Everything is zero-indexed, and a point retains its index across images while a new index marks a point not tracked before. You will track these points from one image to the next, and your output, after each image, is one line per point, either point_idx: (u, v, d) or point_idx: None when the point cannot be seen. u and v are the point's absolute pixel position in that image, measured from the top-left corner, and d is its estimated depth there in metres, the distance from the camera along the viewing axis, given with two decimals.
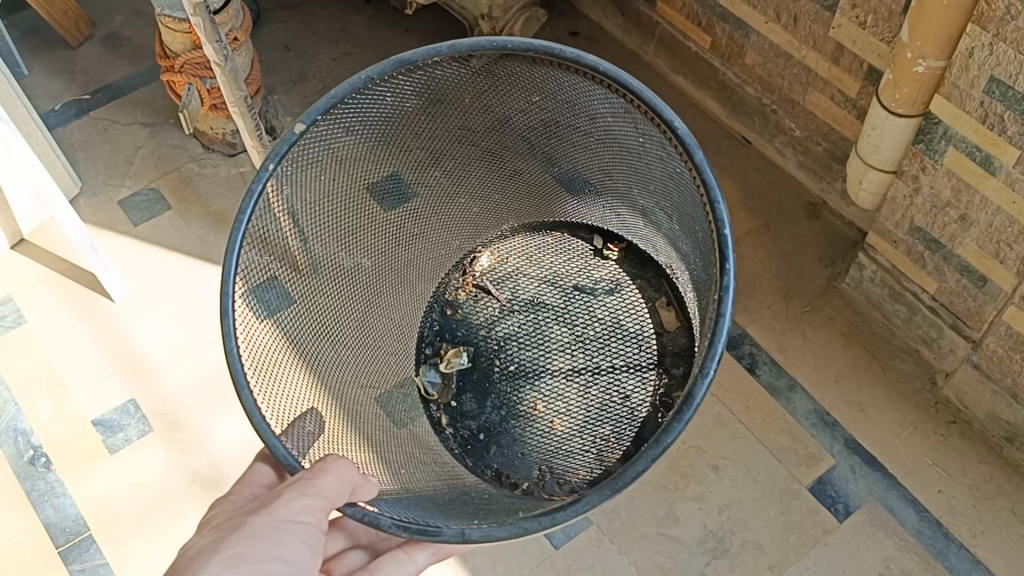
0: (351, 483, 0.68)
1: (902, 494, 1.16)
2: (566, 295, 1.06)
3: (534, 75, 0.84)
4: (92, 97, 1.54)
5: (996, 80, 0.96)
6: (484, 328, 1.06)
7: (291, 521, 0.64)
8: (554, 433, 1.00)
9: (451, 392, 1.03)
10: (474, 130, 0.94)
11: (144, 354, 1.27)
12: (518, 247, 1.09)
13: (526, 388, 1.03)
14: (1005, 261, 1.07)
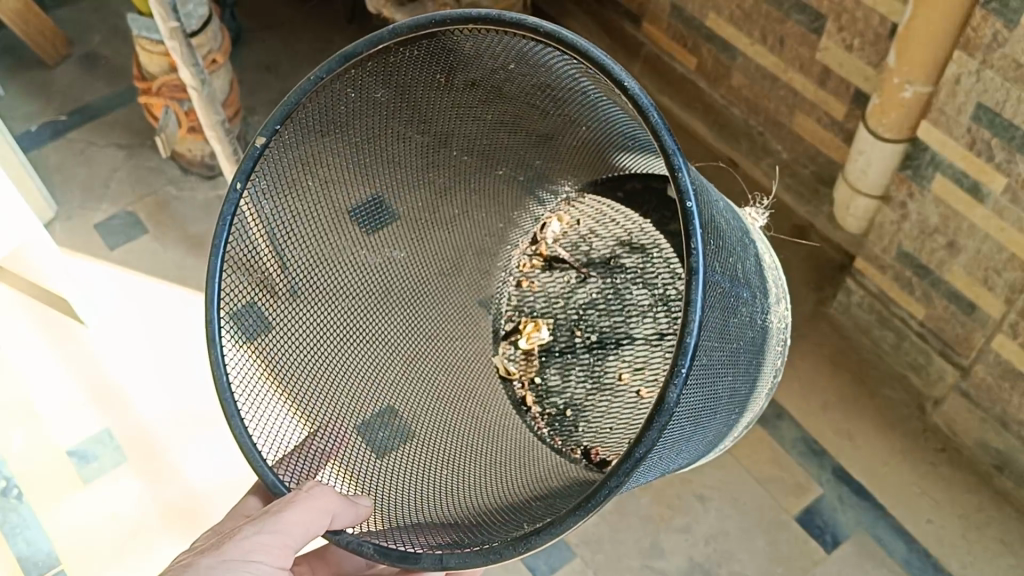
0: (329, 513, 0.65)
1: (890, 525, 1.14)
2: (642, 258, 1.04)
3: (477, 44, 0.72)
4: (69, 118, 1.52)
5: (983, 107, 0.95)
6: (563, 300, 1.08)
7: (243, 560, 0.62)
8: (640, 402, 0.98)
9: (533, 367, 1.06)
10: (476, 107, 0.84)
11: (120, 382, 1.24)
12: (588, 207, 1.05)
13: (612, 357, 1.03)
14: (995, 289, 1.06)
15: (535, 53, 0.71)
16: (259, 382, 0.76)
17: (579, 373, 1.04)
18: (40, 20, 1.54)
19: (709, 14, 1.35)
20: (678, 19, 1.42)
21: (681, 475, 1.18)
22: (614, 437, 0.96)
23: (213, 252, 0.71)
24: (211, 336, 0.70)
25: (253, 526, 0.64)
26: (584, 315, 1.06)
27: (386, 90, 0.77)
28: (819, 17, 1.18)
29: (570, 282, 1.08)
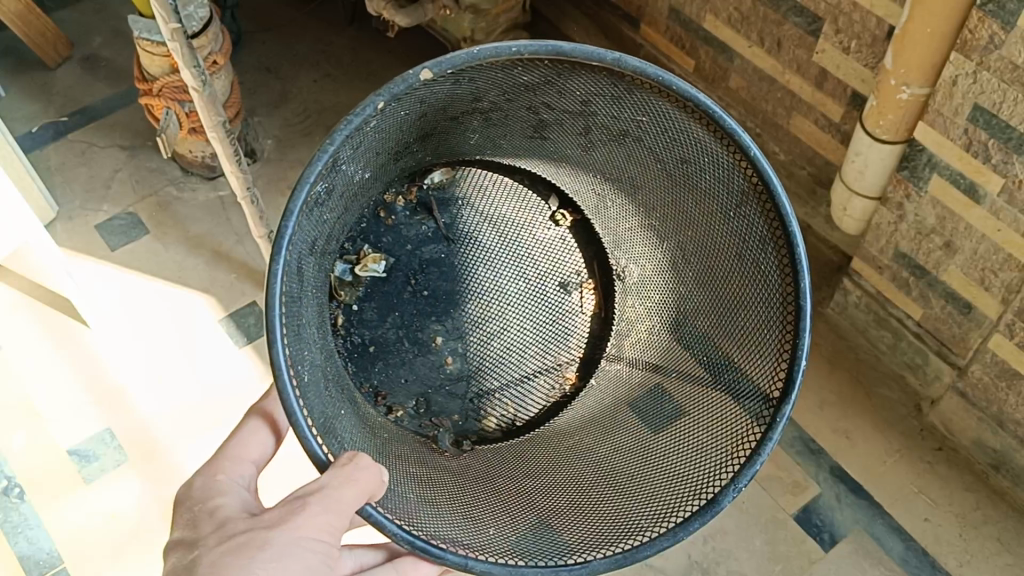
0: (369, 492, 0.65)
1: (887, 523, 1.15)
2: (504, 242, 0.96)
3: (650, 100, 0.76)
4: (69, 119, 1.52)
5: (980, 109, 0.96)
6: (412, 245, 0.96)
7: (312, 541, 0.63)
8: (445, 373, 0.92)
9: (355, 294, 0.93)
10: (541, 116, 0.84)
11: (121, 383, 1.24)
12: (474, 178, 0.97)
13: (438, 319, 0.93)
14: (991, 288, 1.07)
15: (685, 126, 0.76)
16: (299, 363, 0.70)
17: (394, 320, 0.93)
18: (41, 21, 1.55)
19: (707, 17, 1.36)
20: (676, 22, 1.43)
21: None
22: (410, 396, 0.91)
23: (284, 218, 0.65)
24: (270, 315, 0.64)
25: (316, 503, 0.64)
26: (426, 272, 0.95)
27: (525, 74, 0.76)
28: (816, 19, 1.18)
29: (424, 233, 0.97)
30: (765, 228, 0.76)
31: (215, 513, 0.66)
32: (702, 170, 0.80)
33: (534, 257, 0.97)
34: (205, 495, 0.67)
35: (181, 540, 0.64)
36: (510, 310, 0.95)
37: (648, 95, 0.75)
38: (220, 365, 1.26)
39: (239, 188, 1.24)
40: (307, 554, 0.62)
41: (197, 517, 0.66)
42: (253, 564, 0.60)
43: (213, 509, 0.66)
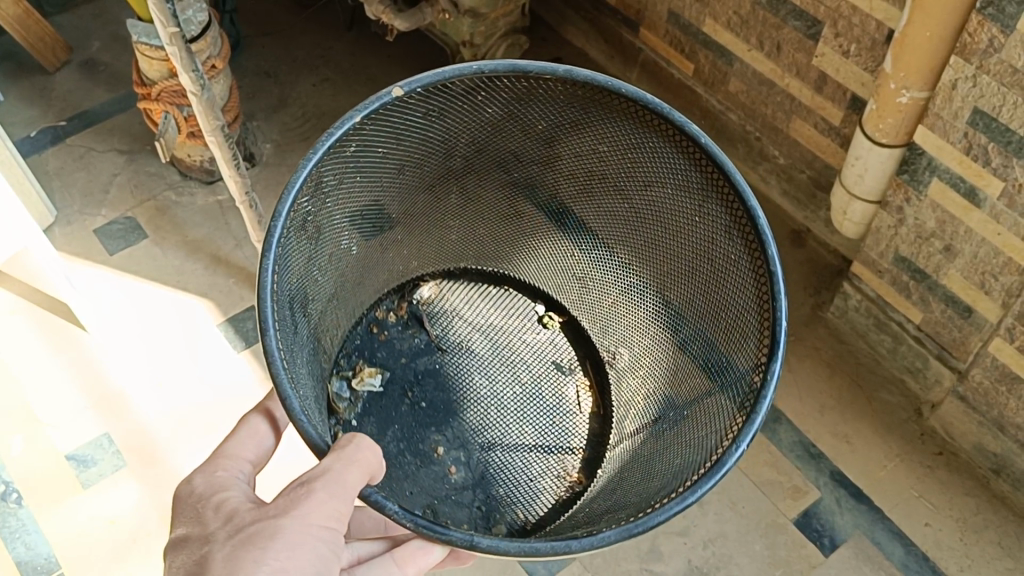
0: (369, 470, 0.65)
1: (888, 528, 1.14)
2: (495, 347, 0.99)
3: (608, 118, 0.82)
4: (68, 123, 1.52)
5: (980, 112, 0.95)
6: (405, 357, 0.98)
7: (321, 527, 0.61)
8: (449, 482, 0.90)
9: (353, 410, 0.92)
10: (514, 158, 0.91)
11: (119, 387, 1.24)
12: (460, 289, 1.02)
13: (435, 429, 0.93)
14: (990, 292, 1.07)
15: (647, 145, 0.83)
16: (288, 343, 0.73)
17: (394, 433, 0.92)
18: (39, 26, 1.54)
19: (706, 21, 1.36)
20: (675, 25, 1.43)
21: None
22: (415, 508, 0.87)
23: (293, 183, 0.71)
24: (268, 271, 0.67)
25: (323, 487, 0.62)
26: (420, 381, 0.96)
27: (493, 103, 0.83)
28: (815, 23, 1.18)
29: (417, 345, 0.99)
30: (727, 224, 0.79)
31: (220, 506, 0.63)
32: (669, 192, 0.85)
33: (526, 360, 0.98)
34: (209, 489, 0.65)
35: (186, 535, 0.62)
36: (506, 405, 0.95)
37: (604, 109, 0.81)
38: (218, 369, 1.26)
39: (238, 192, 1.24)
40: (319, 542, 0.60)
41: (202, 509, 0.64)
42: (264, 556, 0.58)
43: (217, 501, 0.64)
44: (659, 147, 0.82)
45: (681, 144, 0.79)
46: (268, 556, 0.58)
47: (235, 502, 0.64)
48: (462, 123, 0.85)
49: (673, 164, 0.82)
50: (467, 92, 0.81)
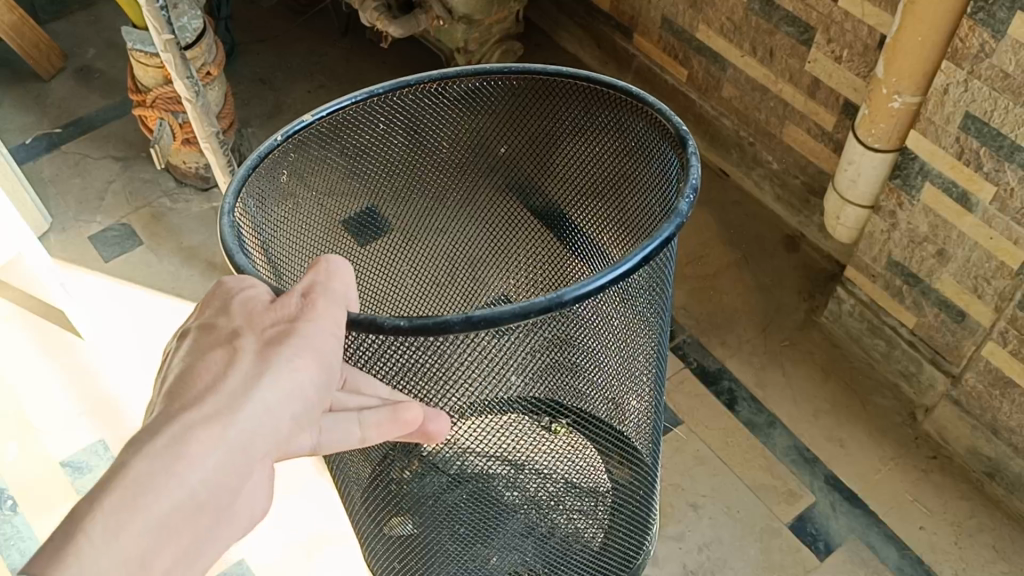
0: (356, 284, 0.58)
1: (882, 532, 1.13)
2: None
3: (503, 99, 0.87)
4: (63, 131, 1.52)
5: (971, 117, 0.96)
6: None
7: (331, 333, 0.54)
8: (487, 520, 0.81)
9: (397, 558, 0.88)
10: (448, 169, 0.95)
11: (113, 393, 1.23)
12: None
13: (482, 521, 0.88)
14: (984, 296, 1.07)
15: (543, 107, 0.87)
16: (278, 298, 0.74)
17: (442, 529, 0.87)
18: (35, 33, 1.55)
19: (700, 27, 1.37)
20: (669, 32, 1.43)
21: (674, 483, 1.16)
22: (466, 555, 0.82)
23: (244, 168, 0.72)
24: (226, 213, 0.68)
25: (327, 295, 0.55)
26: None
27: (400, 126, 0.88)
28: (808, 29, 1.19)
29: None
30: (637, 155, 0.82)
31: (244, 303, 0.54)
32: (587, 148, 0.88)
33: None
34: (236, 285, 0.56)
35: (204, 327, 0.53)
36: None
37: (492, 92, 0.86)
38: None
39: None
40: (332, 345, 0.54)
41: (224, 305, 0.54)
42: (281, 354, 0.51)
43: (237, 297, 0.54)
44: (556, 105, 0.86)
45: (574, 91, 0.83)
46: (286, 353, 0.51)
47: (260, 296, 0.55)
48: (381, 148, 0.90)
49: (574, 115, 0.86)
50: (371, 112, 0.84)
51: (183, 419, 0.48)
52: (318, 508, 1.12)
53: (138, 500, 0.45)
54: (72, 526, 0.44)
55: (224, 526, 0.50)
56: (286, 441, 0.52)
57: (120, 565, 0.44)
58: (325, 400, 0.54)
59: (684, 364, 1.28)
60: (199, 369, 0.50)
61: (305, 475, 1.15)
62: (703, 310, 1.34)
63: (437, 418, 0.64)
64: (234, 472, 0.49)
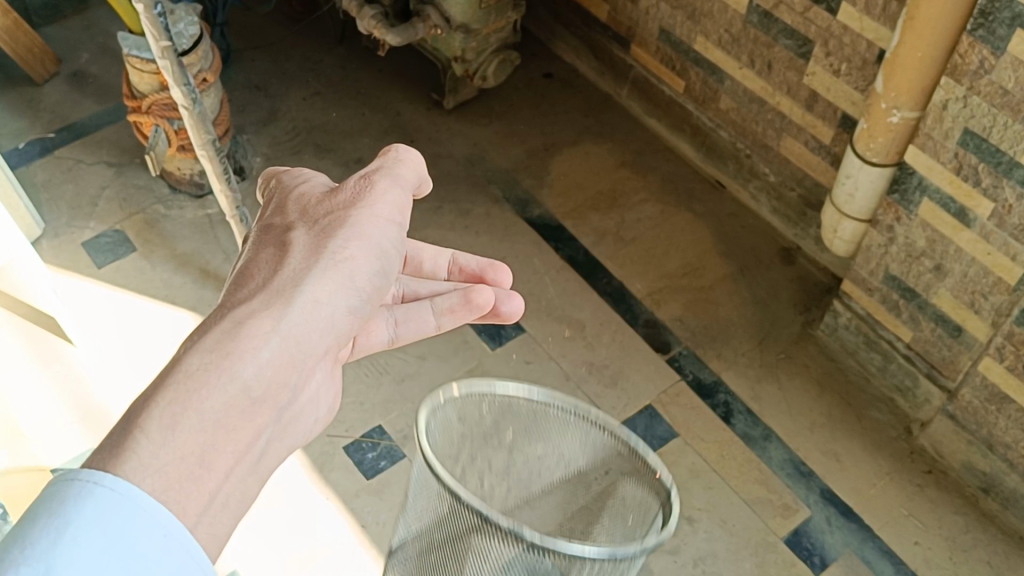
0: (419, 179, 0.62)
1: (877, 546, 1.12)
2: None
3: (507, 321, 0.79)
4: (56, 136, 1.51)
5: (970, 132, 0.96)
6: None
7: (390, 220, 0.57)
8: None
9: None
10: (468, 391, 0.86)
11: (105, 402, 1.21)
12: None
13: None
14: (980, 311, 1.07)
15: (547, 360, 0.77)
16: None
17: None
18: (28, 37, 1.54)
19: (697, 38, 1.37)
20: (667, 43, 1.43)
21: None
22: None
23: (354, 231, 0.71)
24: None
25: (384, 179, 0.58)
26: None
27: None
28: (807, 42, 1.20)
29: None
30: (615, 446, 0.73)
31: (300, 201, 0.57)
32: None
33: None
34: (292, 183, 0.58)
35: (263, 228, 0.55)
36: None
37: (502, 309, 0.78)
38: None
39: (226, 205, 1.23)
40: (387, 233, 0.56)
41: (282, 207, 0.57)
42: (334, 243, 0.53)
43: (293, 197, 0.57)
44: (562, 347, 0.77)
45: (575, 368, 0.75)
46: (338, 242, 0.53)
47: (314, 189, 0.58)
48: None
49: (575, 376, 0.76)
50: None
51: (236, 312, 0.48)
52: (307, 516, 1.11)
53: (189, 397, 0.44)
54: (127, 427, 0.43)
55: (279, 426, 0.49)
56: (344, 334, 0.53)
57: (179, 461, 0.43)
58: (381, 289, 0.56)
59: (679, 376, 1.26)
60: (253, 262, 0.52)
61: (290, 486, 1.14)
62: (699, 322, 1.32)
63: (509, 300, 0.70)
64: (291, 362, 0.49)
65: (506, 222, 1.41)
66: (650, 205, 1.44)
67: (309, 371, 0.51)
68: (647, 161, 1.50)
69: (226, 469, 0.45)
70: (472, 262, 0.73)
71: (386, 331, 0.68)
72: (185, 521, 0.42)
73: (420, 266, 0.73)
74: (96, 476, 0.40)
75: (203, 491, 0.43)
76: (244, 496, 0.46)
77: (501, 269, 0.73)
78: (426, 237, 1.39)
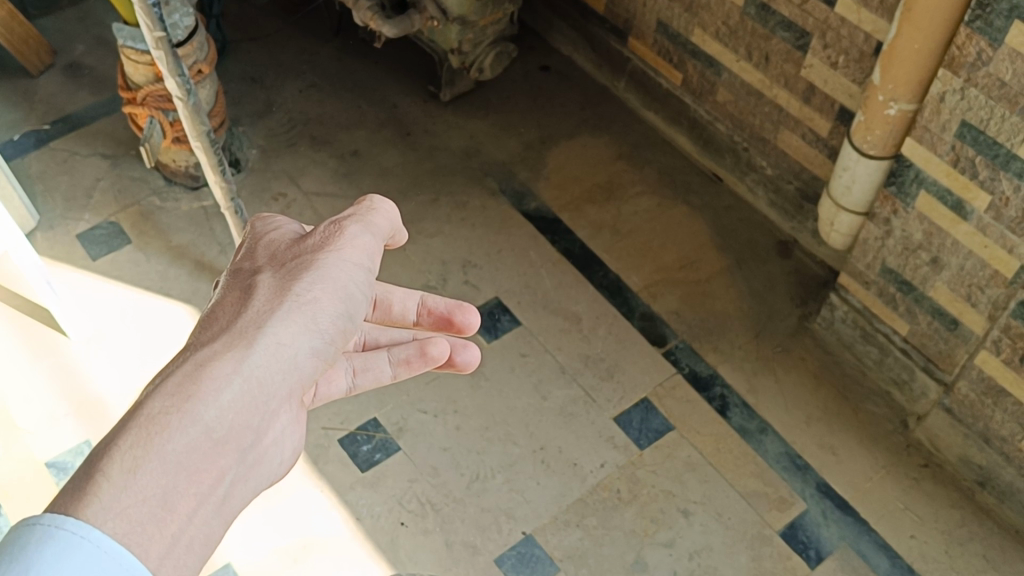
0: (393, 226, 0.63)
1: (873, 540, 1.12)
2: None
3: None
4: (51, 127, 1.51)
5: (967, 125, 0.96)
6: None
7: (359, 264, 0.58)
8: None
9: None
10: None
11: (99, 393, 1.21)
12: None
13: None
14: (977, 304, 1.07)
15: None
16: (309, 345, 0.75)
17: None
18: (23, 28, 1.54)
19: (694, 31, 1.36)
20: (664, 35, 1.42)
21: (665, 489, 1.15)
22: None
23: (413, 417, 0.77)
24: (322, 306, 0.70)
25: (355, 224, 0.59)
26: None
27: None
28: (804, 34, 1.19)
29: None
30: None
31: (268, 245, 0.58)
32: None
33: None
34: (264, 227, 0.59)
35: (232, 272, 0.57)
36: None
37: None
38: None
39: (221, 196, 1.22)
40: (354, 277, 0.57)
41: (251, 250, 0.58)
42: (298, 286, 0.55)
43: (261, 241, 0.58)
44: None
45: None
46: (302, 286, 0.55)
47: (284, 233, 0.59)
48: None
49: None
50: None
51: (199, 358, 0.49)
52: (301, 513, 1.11)
53: (149, 446, 0.45)
54: (89, 470, 0.44)
55: (246, 467, 0.50)
56: (311, 377, 0.54)
57: (139, 506, 0.44)
58: (349, 332, 0.57)
59: (675, 369, 1.26)
60: (217, 308, 0.53)
61: (286, 482, 1.13)
62: (695, 315, 1.32)
63: (466, 350, 0.73)
64: (255, 407, 0.50)
65: (502, 215, 1.41)
66: (646, 199, 1.44)
67: (276, 412, 0.52)
68: (644, 154, 1.49)
69: (190, 513, 0.46)
70: (440, 304, 0.72)
71: (346, 380, 0.70)
72: (150, 563, 0.43)
73: (389, 309, 0.71)
74: (56, 519, 0.42)
75: (166, 534, 0.44)
76: (211, 538, 0.47)
77: (469, 311, 0.71)
78: (422, 230, 1.38)
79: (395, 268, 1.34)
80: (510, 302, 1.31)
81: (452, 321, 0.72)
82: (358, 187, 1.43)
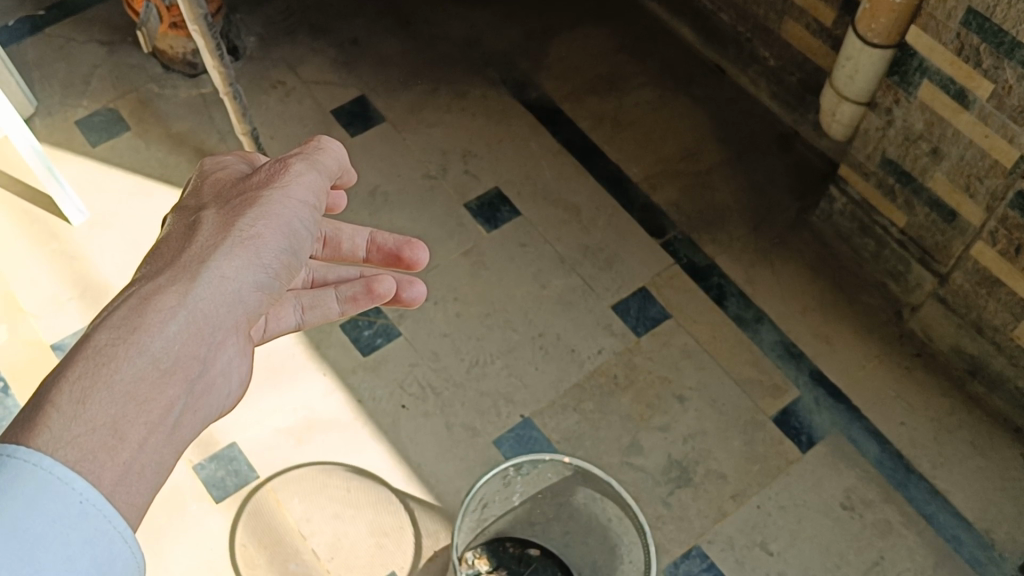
0: (341, 162, 0.68)
1: (864, 427, 1.15)
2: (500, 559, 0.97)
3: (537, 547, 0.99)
4: (46, 13, 1.49)
5: (973, 12, 0.95)
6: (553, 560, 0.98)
7: (303, 200, 0.62)
8: None
9: None
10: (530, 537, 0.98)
11: (103, 278, 1.22)
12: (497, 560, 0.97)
13: None
14: (974, 195, 1.07)
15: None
16: None
17: None
18: None
19: None
20: None
21: (661, 376, 1.17)
22: None
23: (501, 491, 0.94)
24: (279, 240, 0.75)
25: (300, 162, 0.64)
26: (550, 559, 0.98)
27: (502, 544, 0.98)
28: None
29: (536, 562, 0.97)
30: None
31: (213, 186, 0.63)
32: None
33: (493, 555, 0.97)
34: (213, 167, 0.65)
35: (179, 210, 0.61)
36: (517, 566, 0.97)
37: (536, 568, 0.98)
38: None
39: (219, 81, 1.21)
40: (295, 213, 0.61)
41: (197, 190, 0.63)
42: (241, 222, 0.59)
43: (208, 181, 0.63)
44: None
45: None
46: (246, 222, 0.59)
47: (228, 178, 0.64)
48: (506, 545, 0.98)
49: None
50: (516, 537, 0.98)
51: (145, 292, 0.53)
52: (303, 394, 1.13)
53: (102, 370, 0.48)
54: (41, 399, 0.46)
55: (193, 397, 0.53)
56: (254, 310, 0.59)
57: (90, 434, 0.46)
58: (289, 268, 0.62)
59: (673, 260, 1.27)
60: (163, 247, 0.57)
61: (287, 365, 1.15)
62: (694, 207, 1.32)
63: (413, 287, 0.79)
64: (199, 339, 0.53)
65: (502, 105, 1.40)
66: (648, 90, 1.43)
67: (221, 344, 0.56)
68: (646, 46, 1.48)
69: (142, 440, 0.49)
70: (390, 241, 0.79)
71: (295, 316, 0.74)
72: (103, 488, 0.46)
73: (339, 247, 0.79)
74: (11, 448, 0.45)
75: (117, 461, 0.47)
76: (162, 464, 0.50)
77: (418, 247, 0.79)
78: (422, 120, 1.38)
79: (395, 157, 1.34)
80: (510, 192, 1.31)
81: (402, 257, 0.79)
82: (358, 76, 1.42)
